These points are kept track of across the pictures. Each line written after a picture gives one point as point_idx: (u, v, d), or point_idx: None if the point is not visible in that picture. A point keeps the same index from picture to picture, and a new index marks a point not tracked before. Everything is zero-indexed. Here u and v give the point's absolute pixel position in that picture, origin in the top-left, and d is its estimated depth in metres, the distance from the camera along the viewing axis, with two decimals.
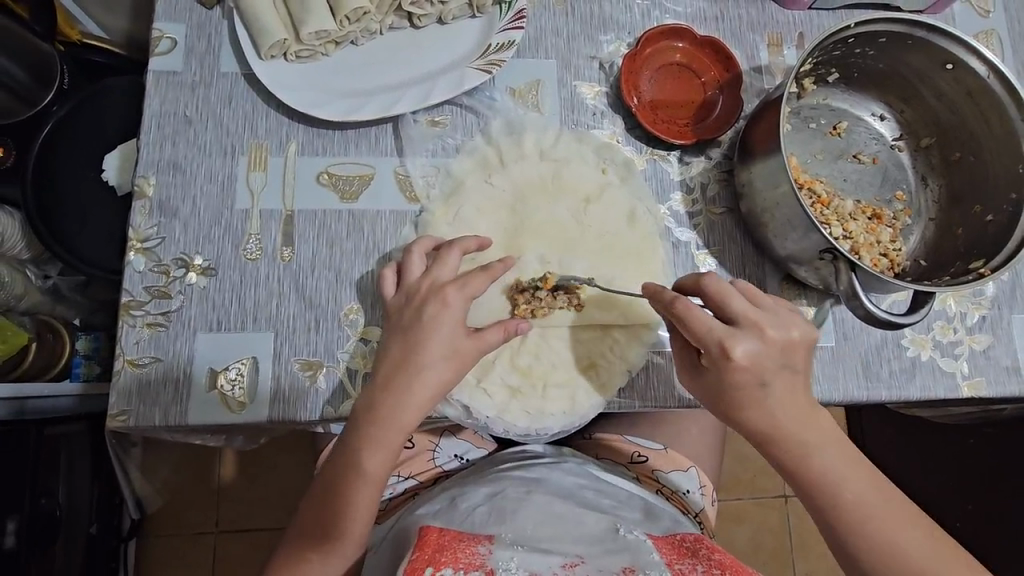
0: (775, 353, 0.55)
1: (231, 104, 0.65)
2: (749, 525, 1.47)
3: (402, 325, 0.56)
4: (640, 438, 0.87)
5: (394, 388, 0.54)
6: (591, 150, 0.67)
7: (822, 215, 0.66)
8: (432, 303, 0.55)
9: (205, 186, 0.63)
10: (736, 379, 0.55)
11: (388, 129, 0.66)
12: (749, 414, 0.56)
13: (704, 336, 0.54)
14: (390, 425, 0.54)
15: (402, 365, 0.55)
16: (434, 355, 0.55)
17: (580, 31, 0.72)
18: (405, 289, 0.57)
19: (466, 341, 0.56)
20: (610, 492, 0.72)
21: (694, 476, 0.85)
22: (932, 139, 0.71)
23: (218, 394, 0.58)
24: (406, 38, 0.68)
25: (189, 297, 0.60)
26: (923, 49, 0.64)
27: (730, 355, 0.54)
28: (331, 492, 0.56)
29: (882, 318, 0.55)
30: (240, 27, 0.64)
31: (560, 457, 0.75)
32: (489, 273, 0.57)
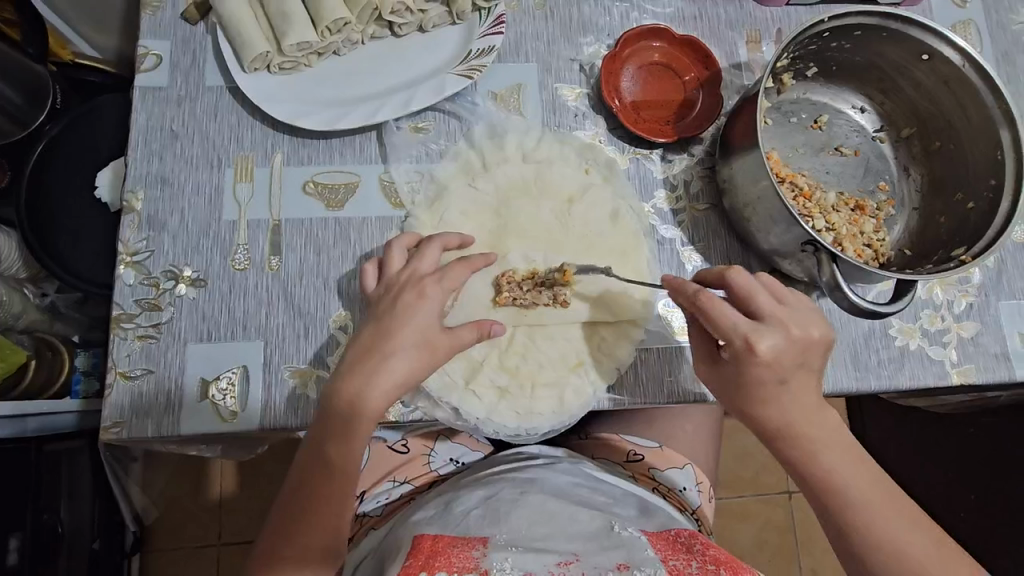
0: (799, 353, 0.54)
1: (217, 118, 0.66)
2: (752, 522, 1.46)
3: (377, 312, 0.55)
4: (636, 436, 0.88)
5: (358, 375, 0.52)
6: (574, 151, 0.68)
7: (805, 207, 0.67)
8: (408, 290, 0.55)
9: (192, 199, 0.64)
10: (756, 374, 0.54)
11: (372, 136, 0.66)
12: (762, 410, 0.56)
13: (727, 331, 0.53)
14: (355, 415, 0.52)
15: (369, 350, 0.53)
16: (404, 342, 0.53)
17: (560, 35, 0.73)
18: (386, 280, 0.57)
19: (439, 333, 0.54)
20: (604, 490, 0.72)
21: (690, 473, 0.86)
22: (912, 129, 0.71)
23: (209, 403, 0.58)
24: (387, 47, 0.69)
25: (180, 309, 0.60)
26: (898, 41, 0.64)
27: (753, 349, 0.53)
28: (310, 480, 0.55)
29: (866, 310, 0.55)
30: (223, 41, 0.65)
31: (555, 457, 0.76)
32: (468, 265, 0.57)
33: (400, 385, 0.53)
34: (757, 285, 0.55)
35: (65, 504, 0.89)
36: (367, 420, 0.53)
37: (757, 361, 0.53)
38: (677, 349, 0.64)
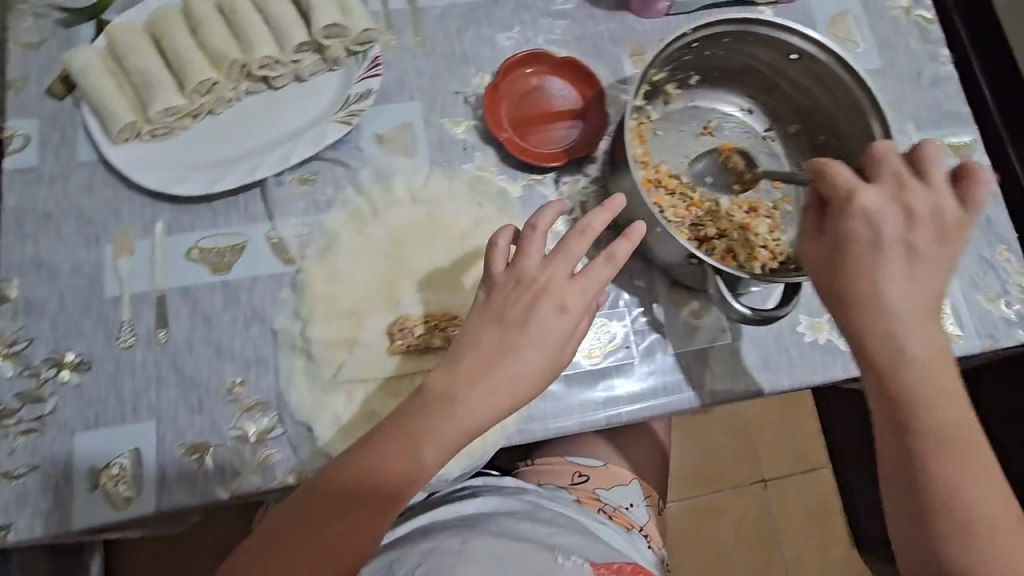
0: (902, 214, 0.50)
1: (91, 192, 0.64)
2: (731, 520, 1.35)
3: (503, 315, 0.54)
4: (581, 457, 0.86)
5: (476, 393, 0.53)
6: (465, 185, 0.68)
7: (696, 220, 0.66)
8: (548, 301, 0.54)
9: (71, 280, 0.61)
10: (857, 239, 0.51)
11: (255, 194, 0.65)
12: (851, 295, 0.51)
13: (839, 192, 0.51)
14: (409, 459, 0.52)
15: (490, 363, 0.53)
16: (524, 363, 0.54)
17: (442, 68, 0.72)
18: (518, 272, 0.55)
19: (558, 351, 0.55)
20: (547, 519, 0.72)
21: (637, 489, 0.86)
22: (799, 126, 0.72)
23: (102, 493, 0.56)
24: (263, 100, 0.67)
25: (64, 397, 0.58)
26: (767, 43, 0.65)
27: (856, 204, 0.50)
28: (291, 529, 0.52)
29: (749, 318, 0.57)
30: (89, 114, 0.63)
31: (500, 483, 0.77)
32: (583, 240, 0.55)
33: (518, 398, 0.54)
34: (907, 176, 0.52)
35: None
36: (439, 454, 0.52)
37: (861, 218, 0.50)
38: (589, 375, 0.65)
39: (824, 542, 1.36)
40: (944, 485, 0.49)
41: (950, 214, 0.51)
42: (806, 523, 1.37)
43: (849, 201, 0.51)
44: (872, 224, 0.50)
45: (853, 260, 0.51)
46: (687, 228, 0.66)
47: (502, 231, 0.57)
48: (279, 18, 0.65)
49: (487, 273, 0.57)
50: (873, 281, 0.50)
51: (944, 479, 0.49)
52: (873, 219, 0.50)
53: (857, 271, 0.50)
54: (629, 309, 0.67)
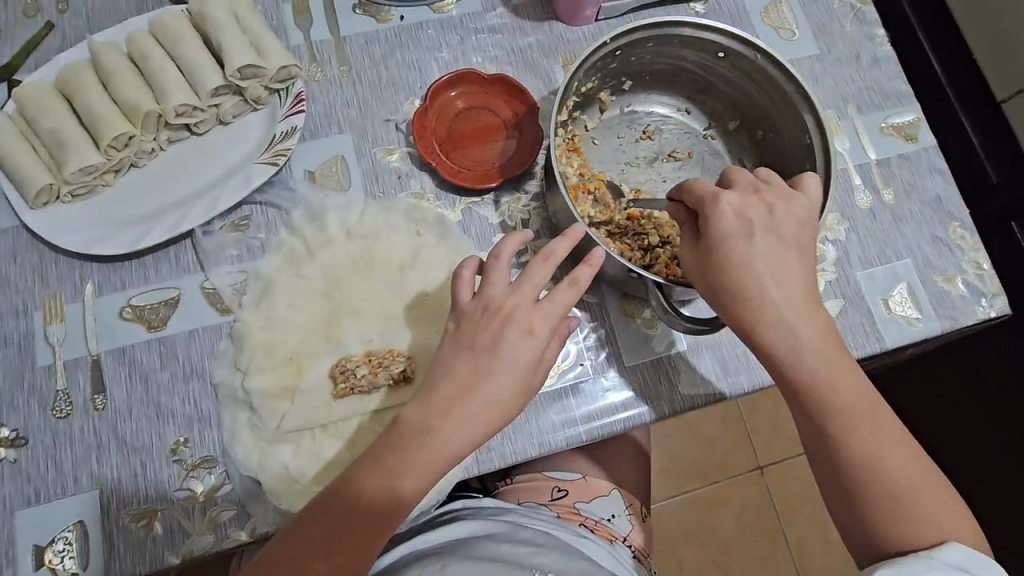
0: (761, 210, 0.53)
1: (16, 260, 0.62)
2: (731, 508, 1.34)
3: (473, 342, 0.51)
4: (559, 471, 0.85)
5: (450, 423, 0.49)
6: (401, 216, 0.66)
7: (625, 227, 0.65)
8: (516, 325, 0.50)
9: (2, 352, 0.60)
10: (729, 240, 0.52)
11: (186, 245, 0.63)
12: (736, 297, 0.52)
13: (703, 200, 0.53)
14: (385, 493, 0.49)
15: (461, 392, 0.50)
16: (497, 390, 0.50)
17: (371, 97, 0.71)
18: (484, 298, 0.52)
19: (537, 370, 0.51)
20: (527, 539, 0.71)
21: (617, 499, 0.84)
22: (737, 123, 0.71)
23: (47, 571, 0.54)
24: (187, 147, 0.66)
25: (1, 476, 0.56)
26: (693, 44, 0.64)
27: (719, 208, 0.52)
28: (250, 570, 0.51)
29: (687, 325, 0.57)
30: (5, 181, 0.61)
31: (478, 506, 0.74)
32: (548, 260, 0.52)
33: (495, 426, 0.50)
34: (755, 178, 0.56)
35: None
36: (416, 486, 0.49)
37: (728, 219, 0.52)
38: (547, 396, 0.63)
39: (825, 522, 1.34)
40: (864, 459, 0.52)
41: (806, 210, 0.55)
42: (805, 504, 1.35)
43: (713, 206, 0.53)
44: (738, 223, 0.52)
45: (732, 263, 0.52)
46: (614, 237, 0.65)
47: (466, 263, 0.55)
48: (195, 64, 0.64)
49: (454, 305, 0.54)
50: (757, 280, 0.52)
51: (863, 454, 0.52)
52: (737, 218, 0.52)
53: (736, 272, 0.52)
54: (581, 326, 0.66)
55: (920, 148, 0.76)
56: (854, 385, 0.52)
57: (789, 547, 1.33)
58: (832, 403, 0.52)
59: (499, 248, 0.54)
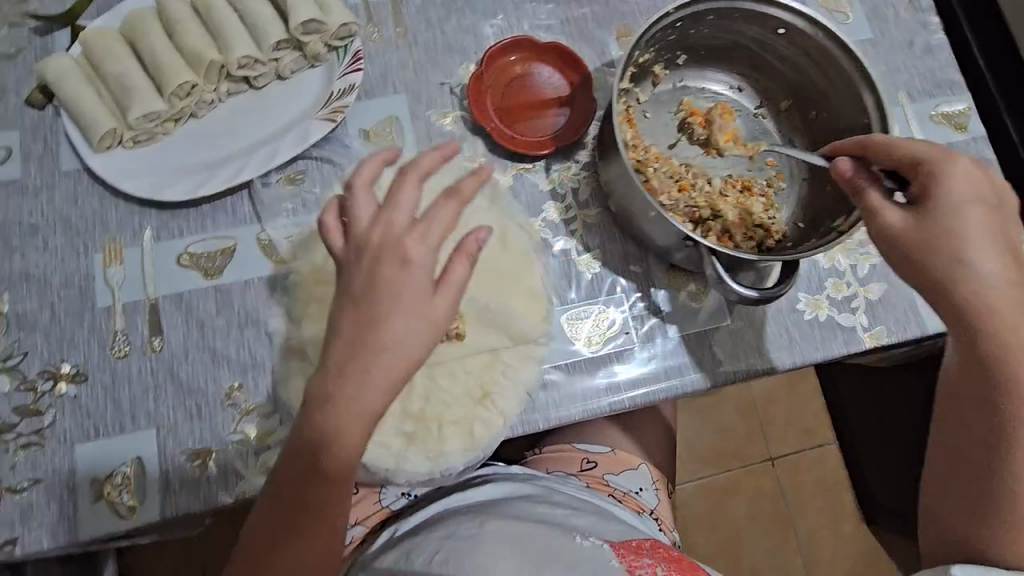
0: (983, 189, 0.53)
1: (78, 202, 0.63)
2: (743, 496, 1.35)
3: (351, 290, 0.48)
4: (589, 443, 0.86)
5: (347, 379, 0.46)
6: (454, 178, 0.67)
7: (665, 183, 0.66)
8: (390, 258, 0.47)
9: (62, 292, 0.61)
10: (965, 210, 0.52)
11: (243, 195, 0.64)
12: (937, 262, 0.52)
13: (916, 163, 0.54)
14: (315, 456, 0.47)
15: (359, 346, 0.46)
16: (399, 320, 0.47)
17: (425, 60, 0.71)
18: (356, 241, 0.48)
19: (434, 295, 0.48)
20: (563, 501, 0.73)
21: (645, 473, 0.85)
22: (790, 102, 0.71)
23: (105, 503, 0.56)
24: (245, 101, 0.66)
25: (61, 410, 0.58)
26: (753, 19, 0.64)
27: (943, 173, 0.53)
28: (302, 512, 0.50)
29: (738, 296, 0.56)
30: (69, 124, 0.62)
31: (513, 473, 0.79)
32: (457, 196, 0.51)
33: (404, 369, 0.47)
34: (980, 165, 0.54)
35: None
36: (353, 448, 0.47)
37: (959, 194, 0.52)
38: (592, 362, 0.64)
39: (834, 515, 1.36)
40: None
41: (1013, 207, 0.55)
42: (816, 496, 1.37)
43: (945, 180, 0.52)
44: (969, 195, 0.52)
45: (960, 238, 0.51)
46: (663, 192, 0.66)
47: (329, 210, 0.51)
48: (257, 17, 0.65)
49: (330, 254, 0.50)
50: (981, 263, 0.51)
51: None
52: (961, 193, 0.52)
53: (962, 236, 0.51)
54: (629, 295, 0.66)
55: (969, 137, 0.76)
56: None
57: (799, 538, 1.34)
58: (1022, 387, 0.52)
59: (355, 186, 0.50)
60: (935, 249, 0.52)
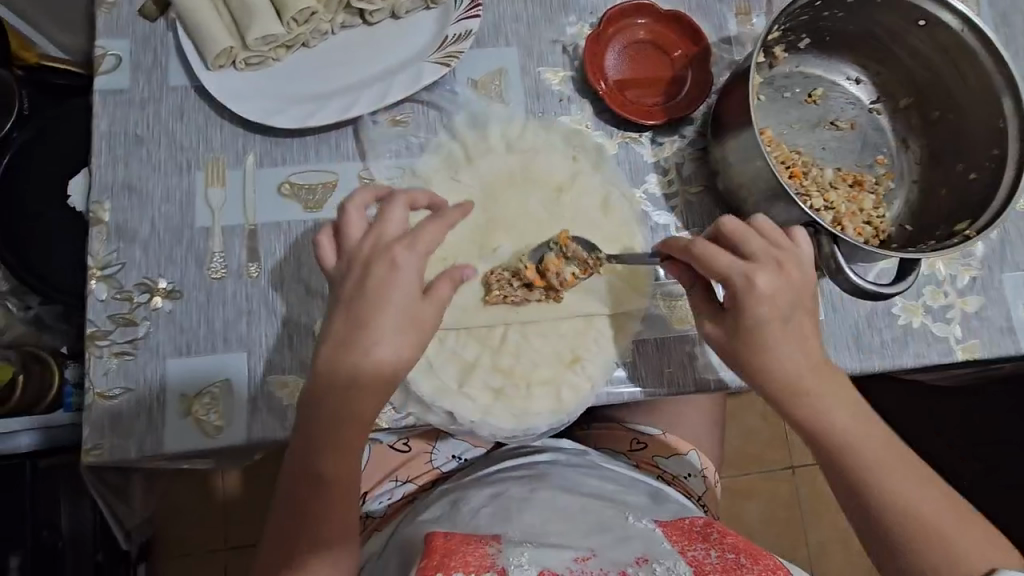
0: (793, 290, 0.54)
1: (183, 119, 0.62)
2: (759, 499, 1.32)
3: (343, 296, 0.51)
4: (639, 422, 0.80)
5: (339, 370, 0.50)
6: (560, 139, 0.66)
7: (778, 156, 0.65)
8: (380, 266, 0.51)
9: (163, 207, 0.61)
10: (757, 317, 0.53)
11: (348, 132, 0.64)
12: (770, 365, 0.54)
13: (723, 269, 0.53)
14: (306, 434, 0.51)
15: (341, 344, 0.50)
16: (379, 329, 0.50)
17: (539, 15, 0.69)
18: (347, 255, 0.52)
19: (417, 308, 0.51)
20: (612, 476, 0.70)
21: (696, 459, 0.78)
22: (911, 100, 0.68)
23: (194, 419, 0.56)
24: (359, 36, 0.65)
25: (156, 324, 0.58)
26: (893, 8, 0.62)
27: (753, 285, 0.53)
28: (304, 493, 0.52)
29: (868, 290, 0.53)
30: (186, 38, 0.62)
31: (561, 449, 0.74)
32: (443, 220, 0.52)
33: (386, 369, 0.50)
34: (747, 229, 0.55)
35: (66, 517, 0.85)
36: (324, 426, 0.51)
37: (720, 253, 0.54)
38: (680, 339, 0.62)
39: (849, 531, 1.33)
40: (905, 512, 0.52)
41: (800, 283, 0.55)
42: (831, 509, 1.34)
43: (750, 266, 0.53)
44: (757, 280, 0.53)
45: (745, 324, 0.54)
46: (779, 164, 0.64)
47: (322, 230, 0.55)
48: None
49: (327, 269, 0.54)
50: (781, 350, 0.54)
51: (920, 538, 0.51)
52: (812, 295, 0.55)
53: (762, 341, 0.54)
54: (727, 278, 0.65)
55: None
56: (884, 442, 0.54)
57: (810, 548, 1.31)
58: (862, 456, 0.53)
59: (344, 207, 0.53)
60: (736, 350, 0.55)
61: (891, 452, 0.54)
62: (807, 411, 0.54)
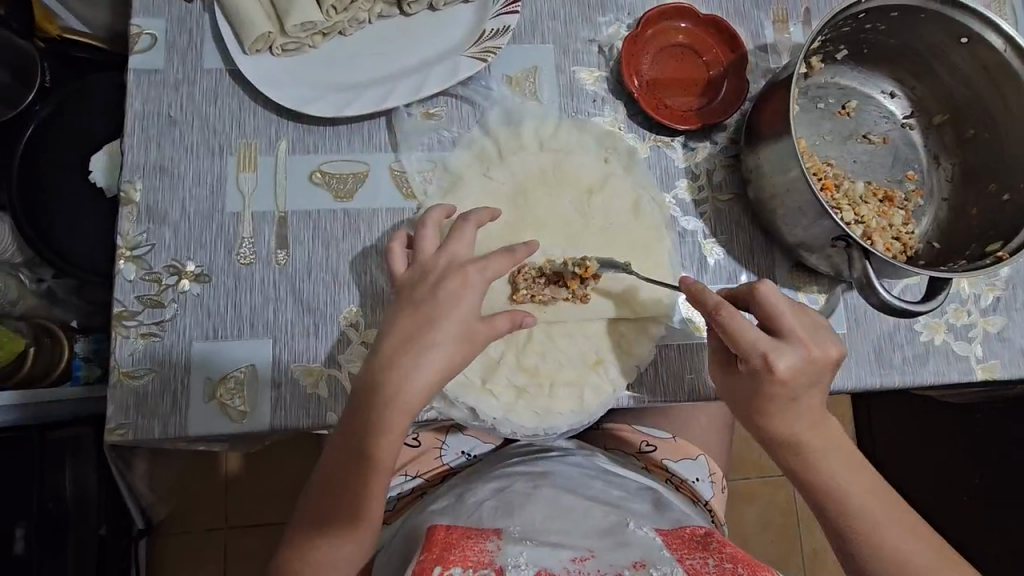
0: (815, 369, 0.53)
1: (217, 102, 0.62)
2: (756, 504, 1.30)
3: (414, 298, 0.55)
4: (647, 425, 0.79)
5: (397, 366, 0.52)
6: (592, 140, 0.66)
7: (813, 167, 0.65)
8: (452, 279, 0.55)
9: (194, 190, 0.61)
10: (771, 392, 0.54)
11: (381, 123, 0.63)
12: (766, 422, 0.56)
13: (746, 346, 0.52)
14: (347, 428, 0.53)
15: (406, 342, 0.53)
16: (441, 334, 0.53)
17: (577, 13, 0.68)
18: (419, 264, 0.56)
19: (478, 324, 0.55)
20: (619, 483, 0.68)
21: (703, 465, 0.77)
22: (945, 116, 0.68)
23: (218, 403, 0.57)
24: (395, 27, 0.65)
25: (183, 307, 0.58)
26: (937, 23, 0.61)
27: (774, 369, 0.52)
28: (339, 481, 0.54)
29: (896, 307, 0.53)
30: (223, 21, 0.61)
31: (567, 449, 0.72)
32: (511, 256, 0.56)
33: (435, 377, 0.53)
34: (783, 303, 0.53)
35: (70, 479, 0.84)
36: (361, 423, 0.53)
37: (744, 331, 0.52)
38: (700, 346, 0.62)
39: None
40: (889, 562, 0.53)
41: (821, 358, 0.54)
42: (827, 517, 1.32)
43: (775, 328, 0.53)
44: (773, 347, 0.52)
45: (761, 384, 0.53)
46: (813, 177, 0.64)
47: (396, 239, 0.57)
48: None
49: (392, 275, 0.57)
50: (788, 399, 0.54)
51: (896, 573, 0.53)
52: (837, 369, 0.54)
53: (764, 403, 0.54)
54: None
55: None
56: (871, 494, 0.55)
57: (805, 556, 1.29)
58: (853, 508, 0.55)
59: (423, 223, 0.57)
60: (742, 406, 0.56)
61: (885, 508, 0.55)
62: (801, 462, 0.56)
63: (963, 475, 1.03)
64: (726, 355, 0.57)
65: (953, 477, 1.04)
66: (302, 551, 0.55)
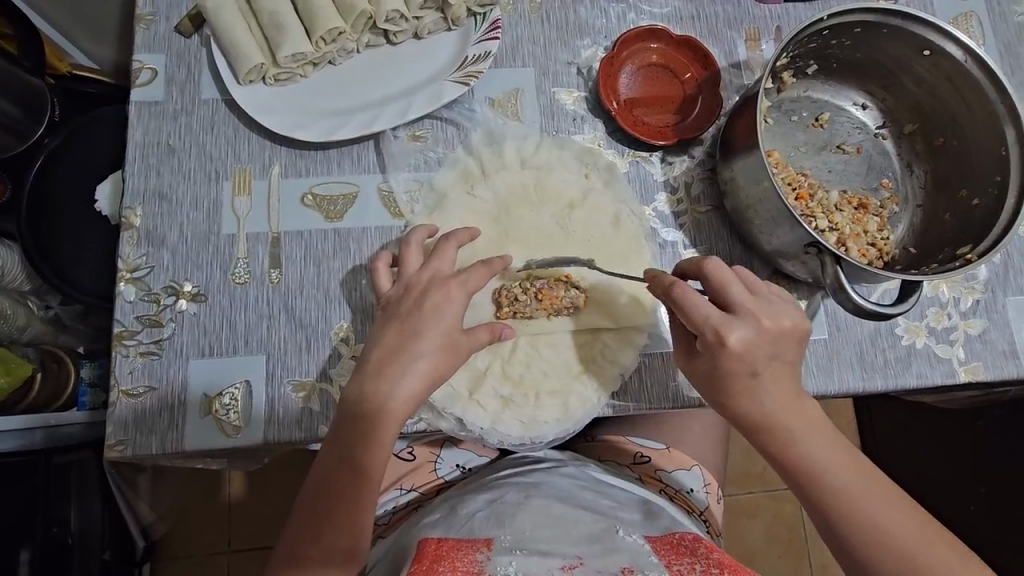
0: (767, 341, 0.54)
1: (213, 130, 0.65)
2: (761, 518, 1.28)
3: (398, 314, 0.56)
4: (639, 437, 0.79)
5: (385, 378, 0.54)
6: (572, 156, 0.69)
7: (787, 176, 0.67)
8: (434, 293, 0.57)
9: (191, 213, 0.63)
10: (756, 377, 0.54)
11: (369, 146, 0.66)
12: (770, 422, 0.55)
13: (700, 322, 0.54)
14: (343, 443, 0.54)
15: (393, 354, 0.55)
16: (424, 345, 0.55)
17: (555, 38, 0.71)
18: (403, 281, 0.58)
19: (462, 335, 0.57)
20: (610, 493, 0.68)
21: (698, 475, 0.77)
22: (915, 126, 0.71)
23: (213, 419, 0.58)
24: (383, 55, 0.68)
25: (181, 324, 0.60)
26: (899, 37, 0.64)
27: (725, 342, 0.53)
28: (336, 495, 0.55)
29: (872, 311, 0.54)
30: (219, 54, 0.65)
31: (559, 461, 0.73)
32: (487, 267, 0.59)
33: (430, 381, 0.55)
34: (733, 275, 0.56)
35: (75, 512, 0.86)
36: (355, 434, 0.54)
37: (700, 303, 0.53)
38: None
39: None
40: None
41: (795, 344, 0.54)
42: None
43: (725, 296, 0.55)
44: (722, 318, 0.53)
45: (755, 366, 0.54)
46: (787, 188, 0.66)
47: (379, 255, 0.60)
48: None
49: (378, 293, 0.59)
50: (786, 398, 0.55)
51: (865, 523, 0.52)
52: None
53: (740, 391, 0.55)
54: None
55: None
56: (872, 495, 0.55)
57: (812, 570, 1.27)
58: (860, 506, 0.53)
59: (406, 241, 0.60)
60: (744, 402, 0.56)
61: (892, 505, 0.53)
62: (791, 450, 0.55)
63: (969, 486, 1.02)
64: (688, 334, 0.58)
65: (959, 487, 1.04)
66: (297, 562, 0.55)
